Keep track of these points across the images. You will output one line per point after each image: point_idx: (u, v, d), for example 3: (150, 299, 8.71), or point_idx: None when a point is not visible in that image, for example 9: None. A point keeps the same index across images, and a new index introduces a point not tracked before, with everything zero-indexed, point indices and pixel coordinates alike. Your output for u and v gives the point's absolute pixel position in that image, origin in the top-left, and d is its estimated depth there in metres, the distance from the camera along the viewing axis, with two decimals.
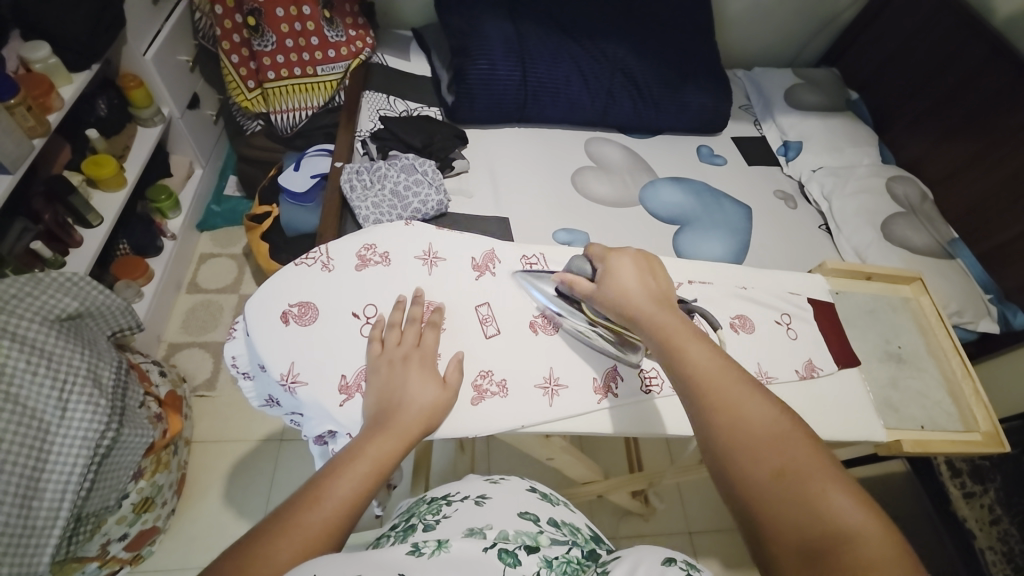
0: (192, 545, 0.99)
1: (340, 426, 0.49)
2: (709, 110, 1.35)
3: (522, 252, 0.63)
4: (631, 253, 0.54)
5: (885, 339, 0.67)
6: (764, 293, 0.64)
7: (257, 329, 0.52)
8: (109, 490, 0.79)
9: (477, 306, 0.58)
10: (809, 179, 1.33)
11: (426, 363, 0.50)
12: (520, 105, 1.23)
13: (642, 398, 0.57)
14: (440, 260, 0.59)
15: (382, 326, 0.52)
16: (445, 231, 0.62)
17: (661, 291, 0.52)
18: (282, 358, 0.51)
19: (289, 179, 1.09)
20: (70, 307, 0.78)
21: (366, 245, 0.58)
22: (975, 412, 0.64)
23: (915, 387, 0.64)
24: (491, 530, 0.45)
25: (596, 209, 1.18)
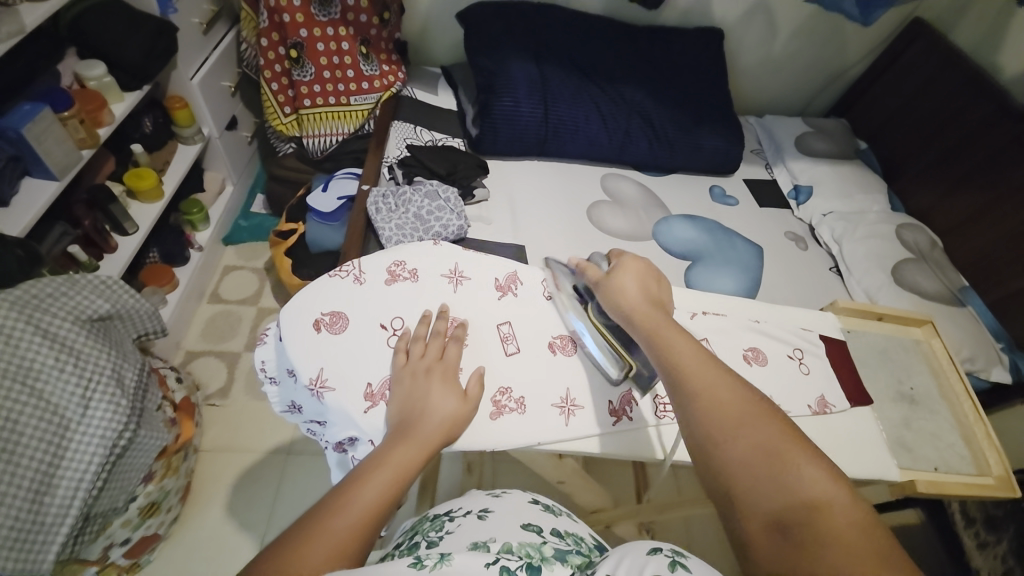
0: (190, 556, 0.98)
1: (362, 433, 0.50)
2: (722, 152, 1.40)
3: (543, 275, 0.65)
4: (640, 259, 0.56)
5: (897, 379, 0.67)
6: (777, 327, 0.66)
7: (289, 335, 0.54)
8: (119, 492, 0.80)
9: (499, 325, 0.60)
10: (819, 223, 1.36)
11: (448, 376, 0.52)
12: (541, 139, 1.29)
13: (656, 423, 0.59)
14: (465, 279, 0.62)
15: (407, 338, 0.54)
16: (470, 252, 0.65)
17: (654, 295, 0.54)
18: (311, 364, 0.53)
19: (317, 199, 1.15)
20: (102, 308, 0.81)
21: (396, 261, 0.61)
22: (988, 456, 0.64)
23: (929, 428, 0.64)
24: (494, 543, 0.49)
25: (610, 241, 1.21)
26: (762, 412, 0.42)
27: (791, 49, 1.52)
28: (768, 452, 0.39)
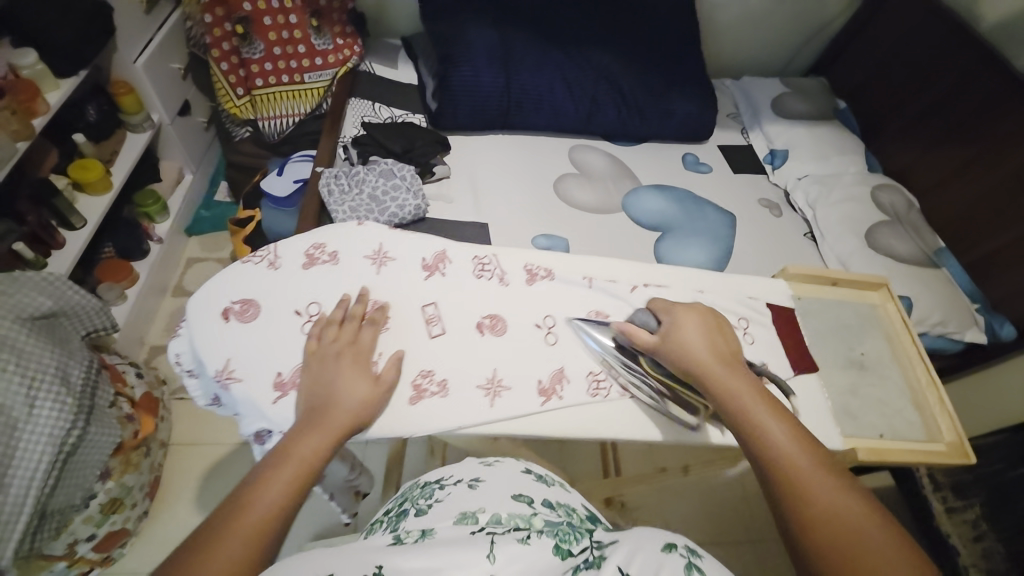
0: (162, 547, 0.99)
1: (272, 424, 0.49)
2: (695, 118, 1.35)
3: (473, 253, 0.62)
4: (699, 310, 0.56)
5: (847, 345, 0.65)
6: (721, 297, 0.64)
7: (196, 327, 0.52)
8: (76, 488, 0.79)
9: (424, 305, 0.58)
10: (795, 187, 1.32)
11: (359, 360, 0.51)
12: (503, 111, 1.24)
13: (588, 401, 0.56)
14: (390, 260, 0.59)
15: (320, 323, 0.52)
16: (398, 230, 0.62)
17: (727, 351, 0.54)
18: (217, 355, 0.51)
19: (272, 183, 1.11)
20: (45, 305, 0.78)
21: (315, 243, 0.58)
22: (939, 423, 0.62)
23: (876, 394, 0.63)
24: (483, 514, 0.50)
25: (577, 216, 1.18)
26: (860, 504, 0.42)
27: (768, 5, 1.45)
28: (849, 525, 0.41)
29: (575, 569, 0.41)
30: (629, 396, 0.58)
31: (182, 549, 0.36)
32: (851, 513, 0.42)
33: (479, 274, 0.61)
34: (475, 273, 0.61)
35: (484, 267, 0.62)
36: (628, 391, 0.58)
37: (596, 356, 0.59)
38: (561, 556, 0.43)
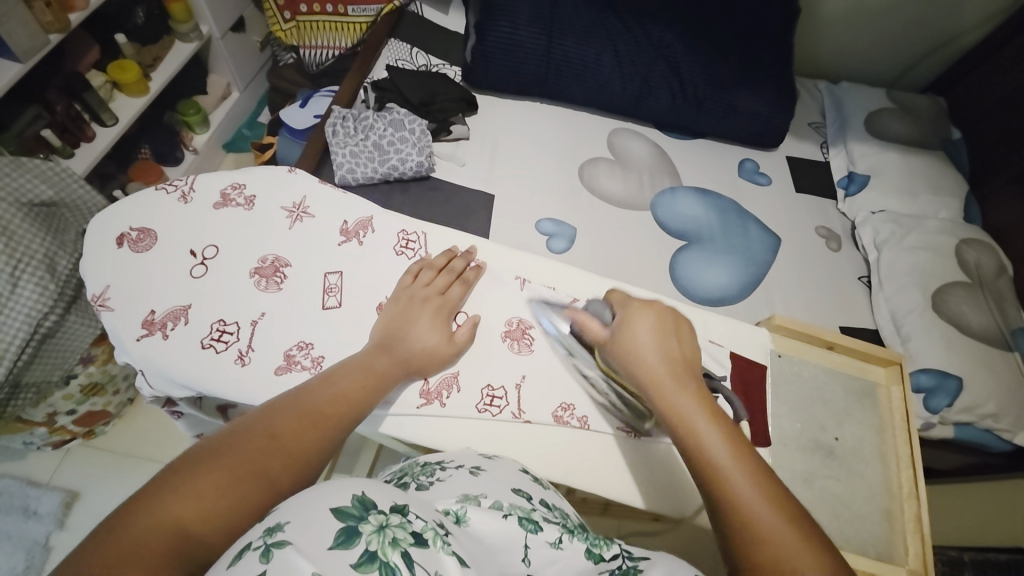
0: (136, 436, 1.08)
1: (132, 361, 0.49)
2: (761, 120, 1.16)
3: (400, 226, 0.60)
4: (654, 310, 0.52)
5: (821, 425, 0.61)
6: None
7: (92, 248, 0.53)
8: (54, 367, 0.84)
9: (326, 273, 0.56)
10: (864, 222, 1.10)
11: (441, 312, 0.54)
12: (541, 78, 1.14)
13: (474, 417, 0.53)
14: (307, 216, 0.58)
15: (421, 263, 0.57)
16: (327, 187, 0.61)
17: (676, 354, 0.49)
18: (100, 280, 0.52)
19: (291, 114, 1.10)
20: (45, 194, 0.82)
21: (233, 184, 0.58)
22: (907, 543, 0.57)
23: (835, 490, 0.58)
24: (485, 499, 0.42)
25: (597, 207, 1.05)
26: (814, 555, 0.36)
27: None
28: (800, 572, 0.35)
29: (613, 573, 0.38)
30: (523, 420, 0.54)
31: (271, 411, 0.41)
32: (798, 550, 0.36)
33: (400, 250, 0.59)
34: (396, 248, 0.59)
35: (407, 244, 0.59)
36: (522, 414, 0.54)
37: (502, 368, 0.56)
38: (593, 559, 0.39)
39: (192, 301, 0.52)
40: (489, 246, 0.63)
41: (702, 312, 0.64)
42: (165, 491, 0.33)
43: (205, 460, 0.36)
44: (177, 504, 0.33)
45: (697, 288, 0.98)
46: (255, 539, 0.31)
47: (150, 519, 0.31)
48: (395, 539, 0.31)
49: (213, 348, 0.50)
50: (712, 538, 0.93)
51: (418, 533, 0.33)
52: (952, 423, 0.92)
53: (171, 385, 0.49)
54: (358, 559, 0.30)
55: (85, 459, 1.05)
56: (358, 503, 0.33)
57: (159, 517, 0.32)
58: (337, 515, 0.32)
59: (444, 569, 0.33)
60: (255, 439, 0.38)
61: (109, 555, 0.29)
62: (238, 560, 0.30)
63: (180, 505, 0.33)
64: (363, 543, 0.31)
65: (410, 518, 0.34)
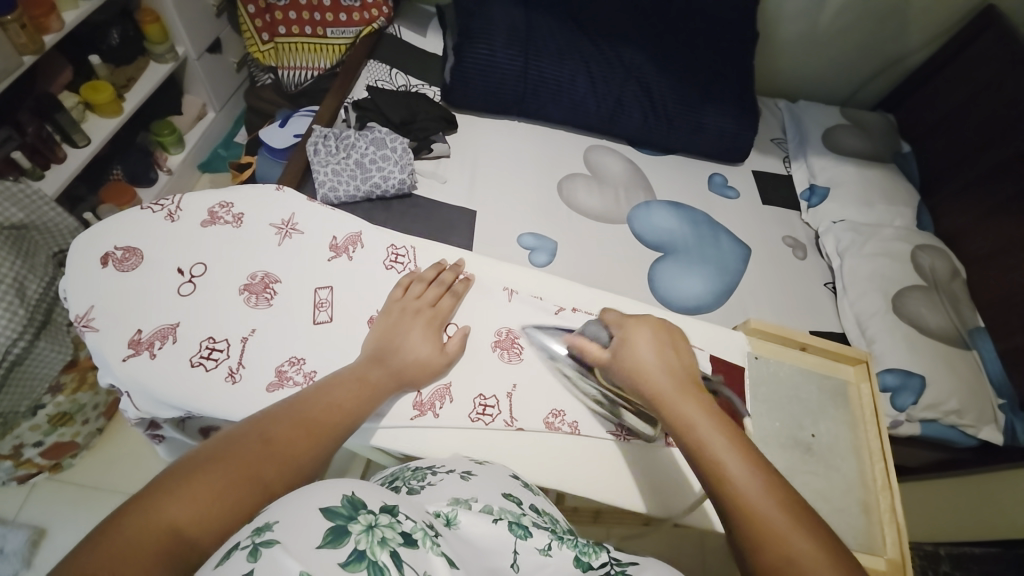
0: (106, 467, 1.03)
1: (118, 382, 0.48)
2: (728, 137, 1.22)
3: (390, 241, 0.61)
4: (650, 324, 0.54)
5: (799, 423, 0.64)
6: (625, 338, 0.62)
7: (74, 268, 0.52)
8: (21, 397, 0.80)
9: (317, 288, 0.56)
10: (826, 231, 1.17)
11: (433, 323, 0.55)
12: (519, 98, 1.18)
13: (467, 426, 0.54)
14: (296, 232, 0.59)
15: (411, 277, 0.58)
16: (316, 204, 0.61)
17: (677, 364, 0.51)
18: (83, 300, 0.51)
19: (271, 134, 1.11)
20: (16, 217, 0.79)
21: (221, 202, 0.59)
22: (885, 534, 0.60)
23: (816, 485, 0.61)
24: (476, 502, 0.42)
25: (576, 220, 1.09)
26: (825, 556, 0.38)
27: (840, 24, 1.29)
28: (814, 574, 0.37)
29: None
30: (516, 428, 0.55)
31: (268, 419, 0.42)
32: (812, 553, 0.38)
33: (389, 264, 0.59)
34: (385, 262, 0.60)
35: (397, 258, 0.60)
36: (514, 422, 0.55)
37: (493, 378, 0.57)
38: (582, 568, 0.39)
39: (180, 319, 0.51)
40: (476, 259, 0.64)
41: (682, 318, 0.67)
42: (163, 494, 0.33)
43: (202, 465, 0.36)
44: (173, 506, 0.33)
45: (676, 297, 1.02)
46: (243, 539, 0.31)
47: (145, 520, 0.31)
48: (383, 539, 0.32)
49: (203, 367, 0.49)
50: (699, 541, 0.95)
51: (408, 533, 0.33)
52: (919, 420, 0.97)
53: (160, 405, 0.48)
54: (346, 558, 0.29)
55: (51, 494, 0.99)
56: (347, 503, 0.33)
57: (155, 518, 0.32)
58: (324, 514, 0.32)
59: (433, 569, 0.33)
60: (251, 445, 0.39)
61: (105, 556, 0.29)
62: (226, 560, 0.30)
63: (176, 507, 0.33)
64: (351, 542, 0.31)
65: (400, 518, 0.34)
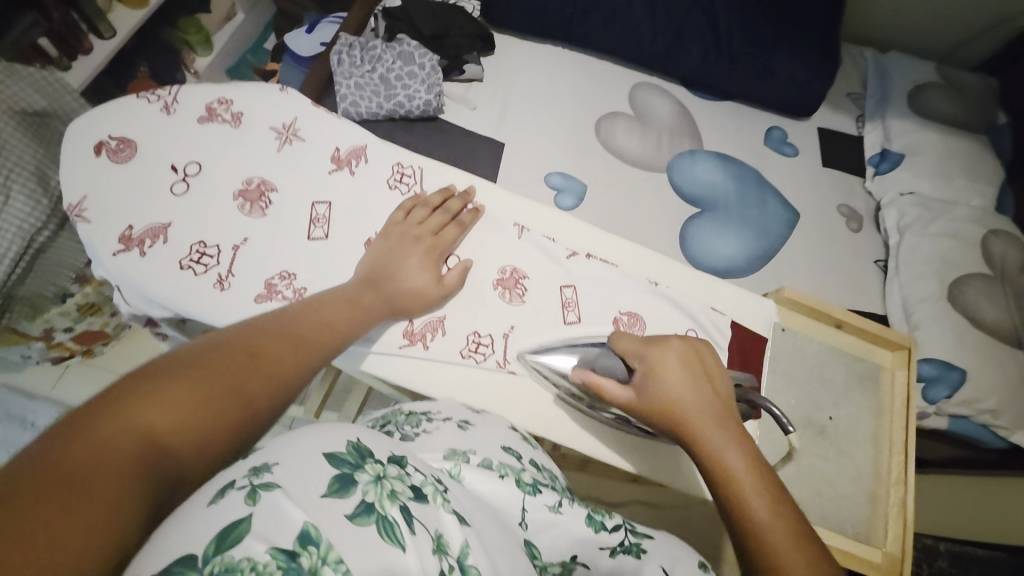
0: (134, 358, 1.10)
1: (109, 275, 0.48)
2: (796, 85, 1.07)
3: (395, 159, 0.57)
4: (679, 347, 0.45)
5: (815, 404, 0.60)
6: (628, 287, 0.58)
7: (69, 155, 0.51)
8: (48, 282, 0.83)
9: (314, 203, 0.53)
10: (890, 203, 1.05)
11: (433, 253, 0.52)
12: (564, 19, 1.06)
13: (457, 363, 0.52)
14: (297, 139, 0.56)
15: (414, 200, 0.55)
16: (321, 111, 0.57)
17: (706, 384, 0.44)
18: (76, 189, 0.50)
19: (296, 40, 1.05)
20: (38, 104, 0.78)
21: (220, 99, 0.56)
22: (887, 528, 0.57)
23: (821, 468, 0.58)
24: (474, 455, 0.41)
25: (610, 163, 1.00)
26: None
27: None
28: None
29: (614, 550, 0.38)
30: (508, 371, 0.52)
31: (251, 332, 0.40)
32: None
33: (392, 183, 0.56)
34: (389, 182, 0.56)
35: (400, 178, 0.57)
36: (507, 364, 0.53)
37: (491, 317, 0.54)
38: (594, 528, 0.39)
39: (172, 219, 0.50)
40: (490, 190, 0.60)
41: (709, 278, 0.61)
42: (137, 396, 0.31)
43: (181, 371, 0.34)
44: (150, 411, 0.31)
45: (707, 259, 0.95)
46: (240, 478, 0.28)
47: (116, 419, 0.30)
48: (393, 492, 0.30)
49: (192, 270, 0.48)
50: (688, 503, 0.95)
51: (417, 487, 0.32)
52: (947, 415, 0.91)
53: (149, 303, 0.48)
54: (354, 510, 0.28)
55: (86, 376, 1.08)
56: (354, 450, 0.31)
57: (129, 419, 0.30)
58: (330, 460, 0.30)
59: (444, 526, 0.32)
60: (239, 357, 0.37)
61: (75, 449, 0.27)
62: (219, 497, 0.27)
63: (158, 413, 0.31)
64: (358, 493, 0.29)
65: (408, 471, 0.33)
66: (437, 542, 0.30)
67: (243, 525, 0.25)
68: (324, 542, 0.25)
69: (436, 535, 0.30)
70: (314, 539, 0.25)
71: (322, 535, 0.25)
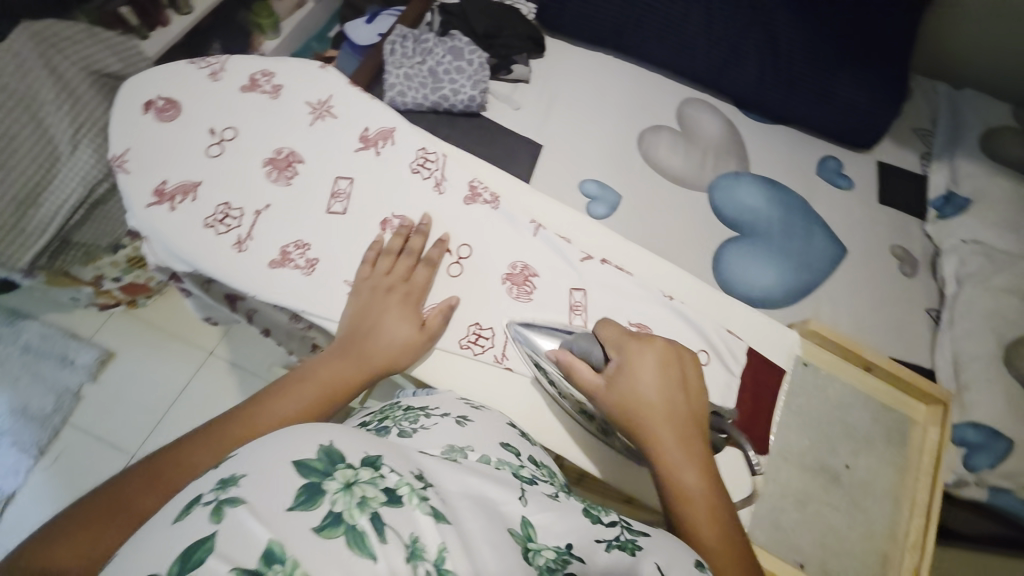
0: (171, 314, 1.17)
1: (139, 225, 0.51)
2: (857, 115, 1.02)
3: (422, 144, 0.58)
4: (655, 351, 0.46)
5: (834, 451, 0.59)
6: (640, 296, 0.56)
7: (122, 111, 0.54)
8: (103, 232, 0.89)
9: (337, 178, 0.55)
10: (949, 250, 0.97)
11: (409, 300, 0.50)
12: (619, 28, 1.04)
13: (454, 353, 0.51)
14: (330, 115, 0.57)
15: (383, 246, 0.52)
16: (358, 91, 0.59)
17: (680, 396, 0.45)
18: (122, 142, 0.53)
19: (355, 29, 1.08)
20: (112, 65, 0.85)
21: (264, 70, 0.58)
22: None
23: (830, 518, 0.58)
24: (472, 452, 0.38)
25: (649, 177, 0.98)
26: None
27: None
28: None
29: (609, 543, 0.34)
30: (504, 367, 0.51)
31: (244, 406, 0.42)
32: None
33: (415, 167, 0.57)
34: (413, 165, 0.57)
35: (424, 162, 0.57)
36: (505, 360, 0.52)
37: (496, 310, 0.53)
38: (591, 519, 0.35)
39: (203, 180, 0.52)
40: (513, 185, 0.60)
41: (728, 300, 0.59)
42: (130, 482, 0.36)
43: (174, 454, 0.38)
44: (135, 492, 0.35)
45: (738, 286, 0.91)
46: (207, 492, 0.28)
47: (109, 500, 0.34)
48: (363, 500, 0.28)
49: (215, 229, 0.51)
50: None
51: (391, 490, 0.29)
52: (988, 486, 0.84)
53: (171, 256, 0.50)
54: (320, 522, 0.26)
55: (127, 327, 1.15)
56: (324, 456, 0.30)
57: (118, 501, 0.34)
58: (298, 469, 0.29)
59: (420, 527, 0.29)
60: (248, 429, 0.40)
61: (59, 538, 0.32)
62: (187, 514, 0.27)
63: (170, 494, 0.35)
64: (326, 504, 0.27)
65: (382, 473, 0.30)
66: (411, 550, 0.27)
67: (210, 541, 0.25)
68: (289, 559, 0.24)
69: (411, 540, 0.28)
70: (279, 556, 0.25)
71: (286, 554, 0.25)
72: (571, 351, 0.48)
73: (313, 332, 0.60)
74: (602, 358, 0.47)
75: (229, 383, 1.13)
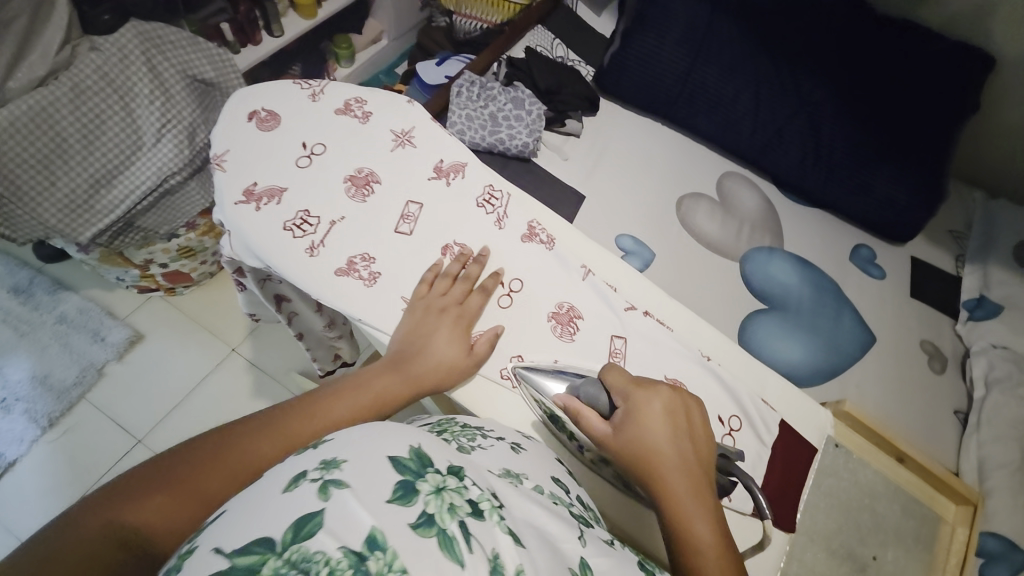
0: (205, 305, 1.21)
1: (226, 220, 0.55)
2: (894, 210, 1.03)
3: (489, 181, 0.62)
4: (660, 395, 0.47)
5: (861, 540, 0.63)
6: (678, 352, 0.57)
7: (228, 116, 0.60)
8: (166, 220, 0.95)
9: (409, 201, 0.58)
10: (979, 352, 0.96)
11: (459, 323, 0.52)
12: (670, 99, 1.11)
13: (494, 381, 0.53)
14: (410, 144, 0.62)
15: (435, 272, 0.54)
16: (436, 126, 0.64)
17: (688, 445, 0.45)
18: (223, 143, 0.58)
19: (426, 69, 1.18)
20: (205, 72, 0.92)
21: (357, 97, 0.64)
22: None
23: None
24: (528, 480, 0.39)
25: (685, 239, 1.01)
26: None
27: None
28: None
29: None
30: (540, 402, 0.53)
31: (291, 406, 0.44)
32: None
33: (482, 202, 0.60)
34: (479, 200, 0.61)
35: (490, 199, 0.61)
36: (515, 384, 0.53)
37: (540, 347, 0.55)
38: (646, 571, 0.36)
39: (290, 186, 0.57)
40: (566, 229, 0.63)
41: (765, 369, 0.59)
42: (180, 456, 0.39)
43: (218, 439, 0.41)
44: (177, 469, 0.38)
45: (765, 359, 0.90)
46: (311, 470, 0.30)
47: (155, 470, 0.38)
48: (453, 506, 0.29)
49: (292, 233, 0.54)
50: None
51: (475, 502, 0.31)
52: None
53: (248, 251, 0.54)
54: (416, 519, 0.28)
55: (162, 311, 1.19)
56: (416, 457, 0.32)
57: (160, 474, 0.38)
58: (392, 463, 0.31)
59: (500, 546, 0.30)
60: (289, 429, 0.42)
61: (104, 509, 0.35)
62: (295, 486, 0.29)
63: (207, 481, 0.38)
64: (420, 503, 0.29)
65: (466, 484, 0.32)
66: (494, 564, 0.28)
67: (317, 517, 0.27)
68: (390, 548, 0.26)
69: (493, 557, 0.28)
70: (380, 543, 0.26)
71: (387, 542, 0.26)
72: (581, 398, 0.49)
73: (343, 341, 0.71)
74: (608, 404, 0.48)
75: (245, 382, 1.14)
